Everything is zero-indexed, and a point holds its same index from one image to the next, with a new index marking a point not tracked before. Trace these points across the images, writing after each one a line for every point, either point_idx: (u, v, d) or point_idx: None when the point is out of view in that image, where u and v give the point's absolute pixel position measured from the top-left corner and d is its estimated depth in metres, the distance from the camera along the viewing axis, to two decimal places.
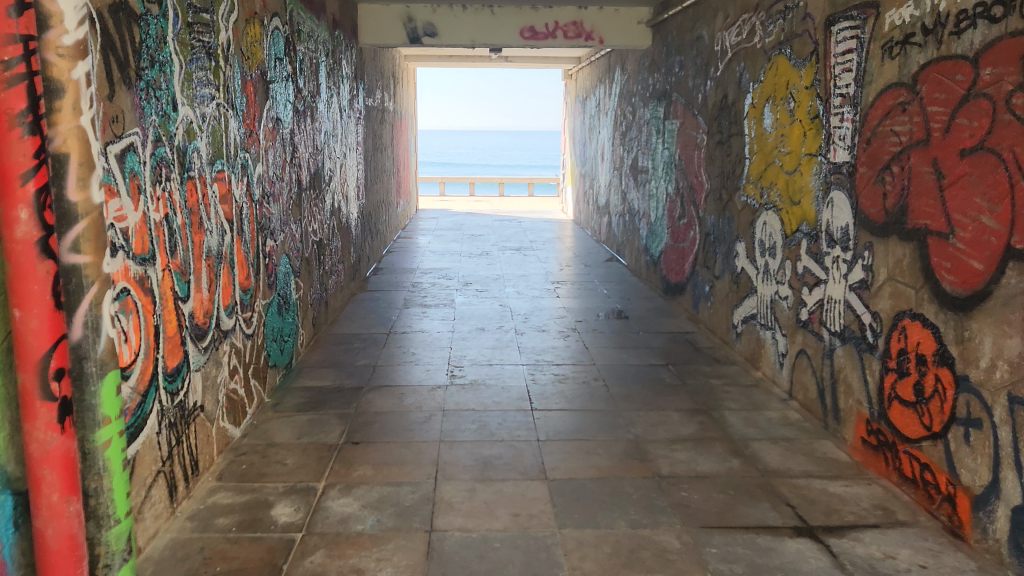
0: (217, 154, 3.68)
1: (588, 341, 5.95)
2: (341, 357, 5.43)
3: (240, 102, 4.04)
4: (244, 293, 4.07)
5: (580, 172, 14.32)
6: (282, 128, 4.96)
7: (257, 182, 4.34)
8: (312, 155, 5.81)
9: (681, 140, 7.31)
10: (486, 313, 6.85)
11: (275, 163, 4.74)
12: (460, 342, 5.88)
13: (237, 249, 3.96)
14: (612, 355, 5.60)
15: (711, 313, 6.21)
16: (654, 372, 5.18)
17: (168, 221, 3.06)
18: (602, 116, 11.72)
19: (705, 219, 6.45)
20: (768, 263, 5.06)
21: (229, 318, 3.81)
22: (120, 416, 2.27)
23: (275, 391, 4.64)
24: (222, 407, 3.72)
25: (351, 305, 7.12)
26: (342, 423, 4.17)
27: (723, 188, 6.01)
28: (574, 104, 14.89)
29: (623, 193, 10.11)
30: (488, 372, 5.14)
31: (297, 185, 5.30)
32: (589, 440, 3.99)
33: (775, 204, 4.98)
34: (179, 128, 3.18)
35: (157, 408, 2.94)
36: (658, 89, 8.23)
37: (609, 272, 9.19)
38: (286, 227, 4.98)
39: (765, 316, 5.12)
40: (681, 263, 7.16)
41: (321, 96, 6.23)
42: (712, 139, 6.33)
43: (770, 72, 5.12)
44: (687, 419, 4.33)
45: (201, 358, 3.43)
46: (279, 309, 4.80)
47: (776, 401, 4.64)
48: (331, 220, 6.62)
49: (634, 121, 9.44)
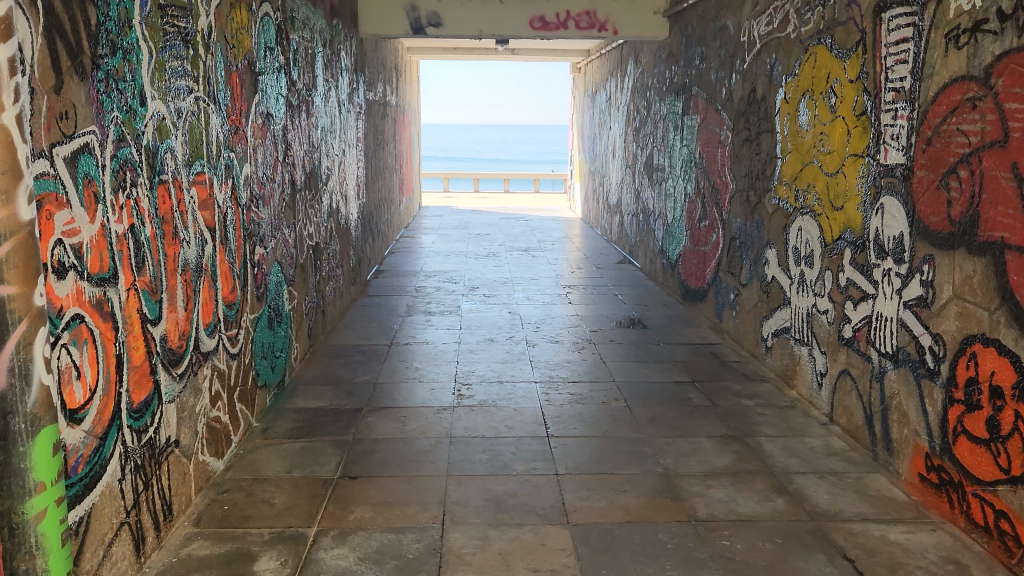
0: (196, 154, 3.27)
1: (605, 355, 5.54)
2: (339, 372, 5.02)
3: (224, 95, 3.62)
4: (228, 308, 3.66)
5: (589, 169, 13.88)
6: (273, 125, 4.52)
7: (244, 184, 3.93)
8: (307, 153, 5.39)
9: (702, 137, 6.87)
10: (494, 322, 6.44)
11: (264, 163, 4.31)
12: (467, 356, 5.46)
13: (220, 260, 3.56)
14: (632, 370, 5.19)
15: (737, 324, 5.81)
16: (680, 391, 4.78)
17: (134, 233, 2.65)
18: (614, 112, 11.29)
19: (731, 222, 6.02)
20: (804, 273, 4.65)
21: (210, 338, 3.41)
22: (59, 480, 1.99)
23: (265, 413, 4.24)
24: (201, 439, 3.31)
25: (351, 312, 6.72)
26: (338, 453, 3.77)
27: (752, 190, 5.59)
28: (583, 99, 14.45)
29: (637, 191, 9.67)
30: (497, 391, 4.72)
31: (290, 186, 4.88)
32: (614, 474, 3.58)
33: (812, 208, 4.56)
34: (147, 125, 2.77)
35: (119, 450, 2.53)
36: (676, 82, 7.78)
37: (622, 275, 8.79)
38: (277, 232, 4.56)
39: (801, 331, 4.71)
40: (702, 268, 6.74)
41: (318, 90, 5.81)
42: (738, 137, 5.90)
43: (808, 64, 4.65)
44: (720, 447, 3.92)
45: (177, 386, 3.03)
46: (269, 323, 4.39)
47: (816, 426, 4.23)
48: (329, 223, 6.21)
49: (649, 117, 8.99)
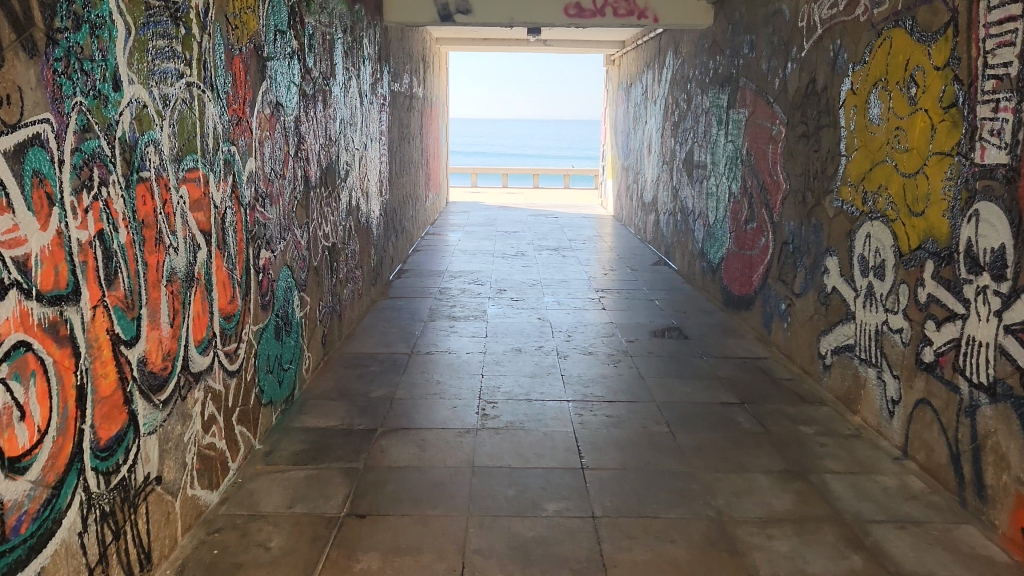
0: (188, 148, 2.88)
1: (643, 369, 5.06)
2: (352, 385, 4.61)
3: (223, 81, 3.23)
4: (225, 320, 3.26)
5: (622, 165, 13.34)
6: (283, 117, 4.12)
7: (247, 181, 3.54)
8: (324, 147, 5.00)
9: (751, 132, 6.34)
10: (522, 329, 5.99)
11: (272, 158, 3.91)
12: (493, 368, 5.02)
13: (216, 268, 3.16)
14: (674, 387, 4.71)
15: (789, 337, 5.30)
16: (729, 414, 4.28)
17: (103, 241, 2.25)
18: (650, 106, 10.77)
19: (784, 225, 5.50)
20: (873, 285, 4.13)
21: (203, 356, 3.01)
22: None
23: (270, 433, 3.84)
24: (192, 470, 2.93)
25: (371, 316, 6.34)
26: (346, 484, 3.35)
27: (808, 190, 5.06)
28: (617, 92, 13.91)
29: (674, 189, 9.15)
30: (526, 411, 4.27)
31: (303, 182, 4.49)
32: (659, 518, 3.11)
33: (884, 213, 4.04)
34: (123, 112, 2.38)
35: (80, 498, 2.16)
36: (721, 73, 7.24)
37: (658, 279, 8.29)
38: (286, 233, 4.16)
39: (867, 350, 4.19)
40: (748, 274, 6.23)
41: (337, 79, 5.41)
42: (793, 132, 5.37)
43: (882, 50, 4.11)
44: (780, 485, 3.42)
45: (160, 415, 2.64)
46: (276, 333, 3.99)
47: (887, 461, 3.71)
48: (348, 222, 5.81)
49: (690, 111, 8.44)
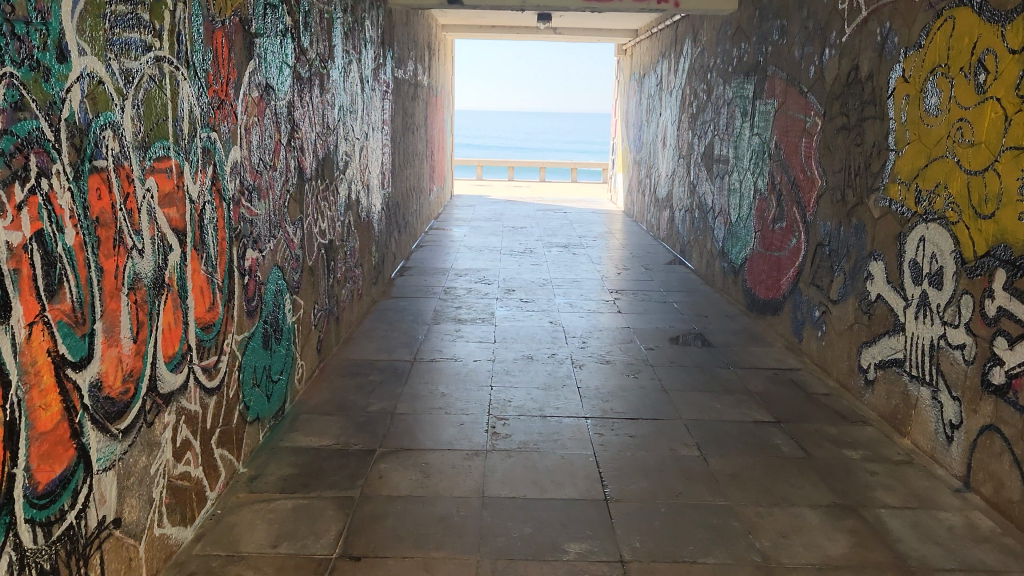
0: (156, 133, 2.47)
1: (665, 381, 4.66)
2: (350, 396, 4.22)
3: (202, 57, 2.81)
4: (203, 331, 2.86)
5: (634, 159, 12.94)
6: (274, 101, 3.71)
7: (231, 173, 3.14)
8: (321, 136, 4.60)
9: (780, 125, 5.91)
10: (533, 335, 5.58)
11: (260, 146, 3.51)
12: (503, 379, 4.62)
13: (191, 271, 2.75)
14: (701, 403, 4.31)
15: (823, 348, 4.90)
16: (765, 436, 3.88)
17: (42, 245, 1.84)
18: (665, 97, 10.34)
19: (819, 226, 5.09)
20: (927, 294, 3.72)
21: (174, 374, 2.60)
22: None
23: (255, 454, 3.45)
24: (161, 506, 2.53)
25: (372, 317, 5.95)
26: (339, 517, 2.95)
27: (849, 188, 4.65)
28: (629, 83, 13.47)
29: (691, 185, 8.74)
30: (540, 429, 3.87)
31: (297, 174, 4.09)
32: (697, 563, 2.71)
33: (942, 214, 3.63)
34: (70, 89, 1.96)
35: (9, 558, 1.77)
36: (747, 62, 6.81)
37: (674, 279, 7.89)
38: (277, 231, 3.76)
39: (919, 367, 3.78)
40: (776, 277, 5.83)
41: (337, 62, 5.00)
42: (831, 125, 4.95)
43: (942, 31, 3.68)
44: (832, 523, 3.03)
45: (119, 447, 2.24)
46: (264, 341, 3.59)
47: (948, 494, 3.31)
48: (347, 218, 5.41)
49: (710, 102, 8.01)
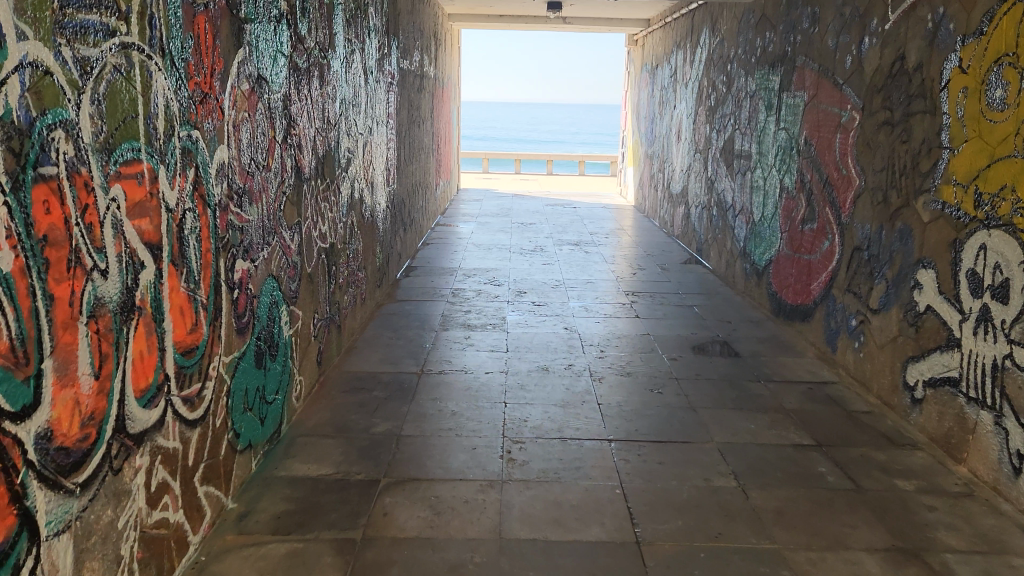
0: (122, 132, 2.12)
1: (692, 397, 4.32)
2: (351, 416, 3.88)
3: (180, 45, 2.47)
4: (184, 356, 2.52)
5: (645, 153, 12.57)
6: (267, 94, 3.36)
7: (217, 175, 2.79)
8: (321, 132, 4.25)
9: (811, 119, 5.54)
10: (548, 343, 5.23)
11: (251, 145, 3.16)
12: (517, 394, 4.27)
13: (169, 290, 2.41)
14: (733, 424, 3.96)
15: (862, 360, 4.54)
16: (807, 463, 3.54)
17: None
18: (680, 89, 9.96)
19: (856, 228, 4.73)
20: (990, 308, 3.35)
21: (148, 410, 2.27)
22: None
23: (246, 486, 3.11)
24: (132, 563, 2.20)
25: (376, 324, 5.61)
26: (338, 565, 2.62)
27: (893, 188, 4.28)
28: (641, 75, 13.07)
29: (709, 180, 8.37)
30: (560, 454, 3.53)
31: (294, 174, 3.74)
32: None
33: (1008, 220, 3.26)
34: (6, 81, 1.62)
35: None
36: (772, 52, 6.43)
37: (692, 280, 7.53)
38: (272, 237, 3.41)
39: (978, 388, 3.42)
40: (806, 282, 5.47)
41: (338, 52, 4.64)
42: (871, 120, 4.58)
43: (1009, 16, 3.30)
44: (894, 572, 2.69)
45: (77, 503, 1.91)
46: (257, 360, 3.25)
47: (1019, 535, 2.96)
48: (350, 219, 5.07)
49: (730, 95, 7.63)
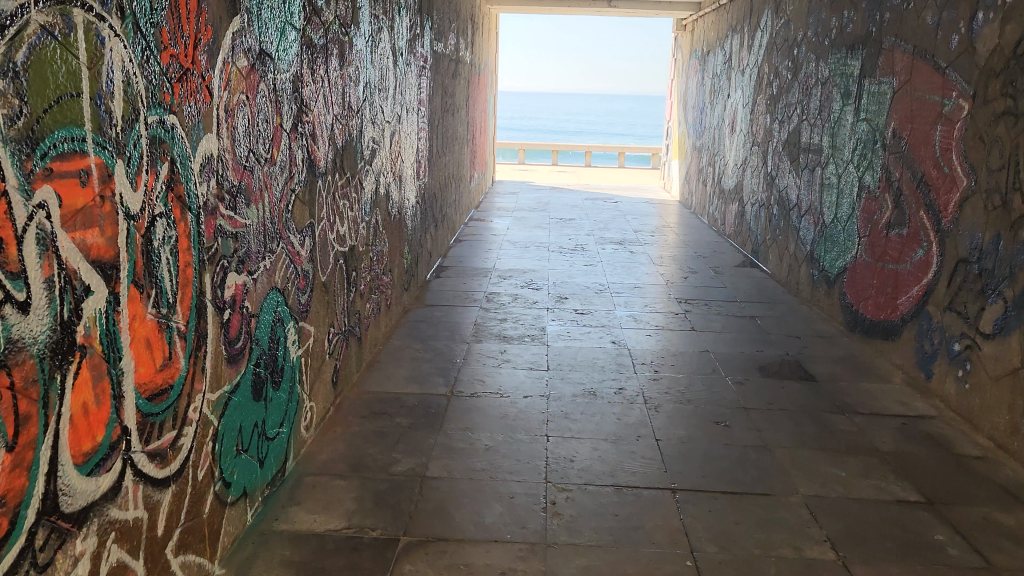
0: (56, 116, 1.58)
1: (766, 433, 3.69)
2: (370, 450, 3.34)
3: (149, 5, 1.92)
4: (152, 402, 1.98)
5: (693, 145, 11.84)
6: (272, 73, 2.81)
7: (202, 169, 2.25)
8: (340, 118, 3.71)
9: (902, 108, 4.84)
10: (594, 361, 4.64)
11: (250, 134, 2.62)
12: (562, 425, 3.69)
13: (130, 320, 1.87)
14: (820, 470, 3.33)
15: (969, 393, 3.86)
16: (918, 526, 2.90)
17: None
18: (735, 76, 9.23)
19: (962, 236, 4.04)
20: None
21: (95, 478, 1.74)
22: None
23: (239, 545, 2.59)
24: None
25: (401, 333, 5.08)
26: None
27: (1016, 190, 3.59)
28: (689, 62, 12.33)
29: (769, 176, 7.67)
30: (615, 508, 2.94)
31: (306, 167, 3.20)
32: None
33: None
34: None
35: None
36: (852, 33, 5.71)
37: (750, 285, 6.87)
38: (276, 243, 2.88)
39: None
40: (892, 295, 4.79)
41: (362, 29, 4.09)
42: (985, 109, 3.88)
43: None
44: None
45: None
46: (256, 391, 2.72)
47: None
48: (374, 217, 4.53)
49: (797, 82, 6.92)
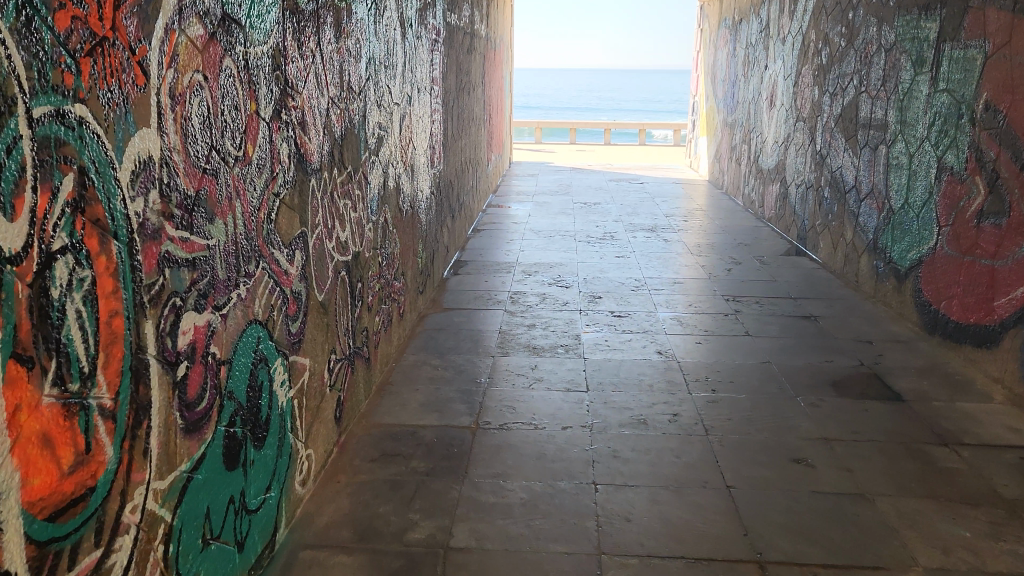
0: None
1: (858, 475, 3.04)
2: (380, 509, 2.74)
3: None
4: (53, 521, 1.38)
5: (723, 121, 11.08)
6: (241, 45, 2.17)
7: (135, 175, 1.62)
8: (337, 100, 3.05)
9: (997, 76, 4.11)
10: (640, 378, 4.00)
11: (211, 125, 1.99)
12: (611, 468, 3.06)
13: (10, 414, 1.26)
14: (936, 527, 2.68)
15: None
16: None
17: None
18: (774, 45, 8.46)
19: None
20: None
21: None
22: None
23: None
24: None
25: (416, 344, 4.46)
26: None
27: None
28: (718, 31, 11.52)
29: (818, 154, 6.94)
30: None
31: (293, 161, 2.56)
32: None
33: None
34: None
35: None
36: None
37: (802, 278, 6.18)
38: (254, 263, 2.26)
39: None
40: (987, 296, 4.10)
41: None
42: None
43: None
44: None
45: None
46: (230, 457, 2.12)
47: None
48: (382, 216, 3.90)
49: (853, 49, 6.17)
